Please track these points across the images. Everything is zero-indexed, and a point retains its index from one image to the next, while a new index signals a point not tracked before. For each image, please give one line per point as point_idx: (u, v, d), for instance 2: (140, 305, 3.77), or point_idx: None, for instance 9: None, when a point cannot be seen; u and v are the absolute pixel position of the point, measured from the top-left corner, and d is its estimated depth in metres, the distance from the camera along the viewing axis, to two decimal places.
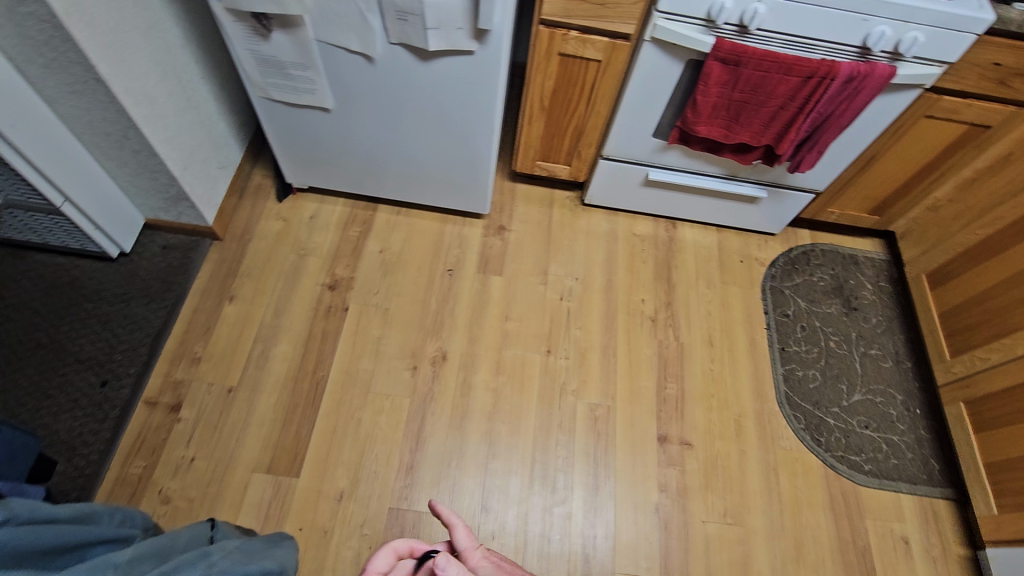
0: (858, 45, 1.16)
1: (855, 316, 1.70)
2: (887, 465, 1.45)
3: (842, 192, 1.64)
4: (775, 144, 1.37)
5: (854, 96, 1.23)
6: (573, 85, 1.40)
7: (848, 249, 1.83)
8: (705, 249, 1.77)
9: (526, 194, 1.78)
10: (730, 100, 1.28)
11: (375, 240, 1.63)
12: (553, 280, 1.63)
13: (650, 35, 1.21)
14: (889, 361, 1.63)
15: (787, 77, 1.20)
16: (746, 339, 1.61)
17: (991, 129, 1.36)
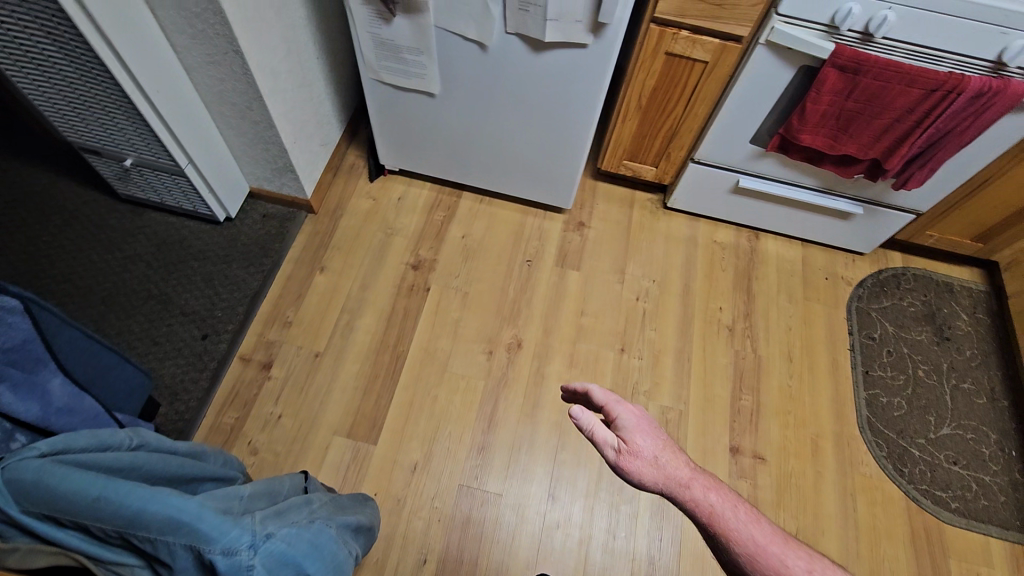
0: (992, 60, 1.10)
1: (947, 346, 1.62)
2: (975, 505, 1.37)
3: (946, 215, 1.57)
4: (883, 157, 1.33)
5: (980, 113, 1.17)
6: (674, 85, 1.39)
7: (942, 276, 1.74)
8: (788, 263, 1.72)
9: (608, 194, 1.78)
10: (841, 110, 1.24)
11: (459, 225, 1.67)
12: (631, 280, 1.63)
13: (766, 38, 1.19)
14: (982, 396, 1.54)
15: (908, 88, 1.16)
16: (827, 358, 1.56)
17: None
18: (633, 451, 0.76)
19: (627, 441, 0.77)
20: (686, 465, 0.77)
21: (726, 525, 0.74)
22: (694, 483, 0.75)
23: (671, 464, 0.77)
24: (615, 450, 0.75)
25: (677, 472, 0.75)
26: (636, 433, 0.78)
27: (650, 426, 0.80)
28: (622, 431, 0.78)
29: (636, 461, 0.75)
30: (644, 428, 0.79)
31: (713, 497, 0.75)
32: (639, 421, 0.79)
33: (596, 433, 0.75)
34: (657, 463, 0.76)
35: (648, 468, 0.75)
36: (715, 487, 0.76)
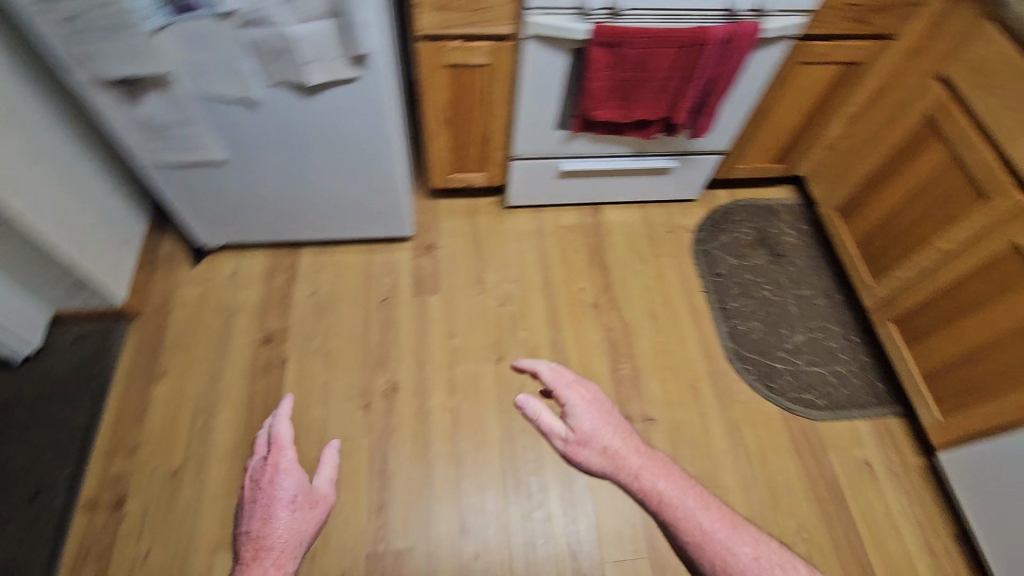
0: (724, 8, 1.21)
1: (782, 262, 1.78)
2: (837, 395, 1.55)
3: (745, 146, 1.71)
4: (671, 114, 1.41)
5: (731, 56, 1.28)
6: (468, 92, 1.39)
7: (764, 200, 1.91)
8: (632, 228, 1.80)
9: (448, 208, 1.76)
10: (619, 81, 1.31)
11: (302, 284, 1.57)
12: (491, 288, 1.63)
13: (529, 31, 1.22)
14: (821, 297, 1.71)
15: (665, 49, 1.24)
16: (687, 306, 1.66)
17: (861, 65, 1.48)
18: (582, 440, 0.82)
19: (576, 430, 0.82)
20: (634, 451, 0.81)
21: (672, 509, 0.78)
22: (641, 466, 0.79)
23: (620, 453, 0.81)
24: (564, 438, 0.81)
25: (624, 459, 0.80)
26: (588, 421, 0.83)
27: (603, 409, 0.85)
28: (571, 419, 0.83)
29: (584, 450, 0.80)
30: (598, 414, 0.84)
31: (659, 480, 0.79)
32: (593, 407, 0.84)
33: (543, 422, 0.81)
34: (605, 450, 0.81)
35: (595, 457, 0.80)
36: (666, 474, 0.80)
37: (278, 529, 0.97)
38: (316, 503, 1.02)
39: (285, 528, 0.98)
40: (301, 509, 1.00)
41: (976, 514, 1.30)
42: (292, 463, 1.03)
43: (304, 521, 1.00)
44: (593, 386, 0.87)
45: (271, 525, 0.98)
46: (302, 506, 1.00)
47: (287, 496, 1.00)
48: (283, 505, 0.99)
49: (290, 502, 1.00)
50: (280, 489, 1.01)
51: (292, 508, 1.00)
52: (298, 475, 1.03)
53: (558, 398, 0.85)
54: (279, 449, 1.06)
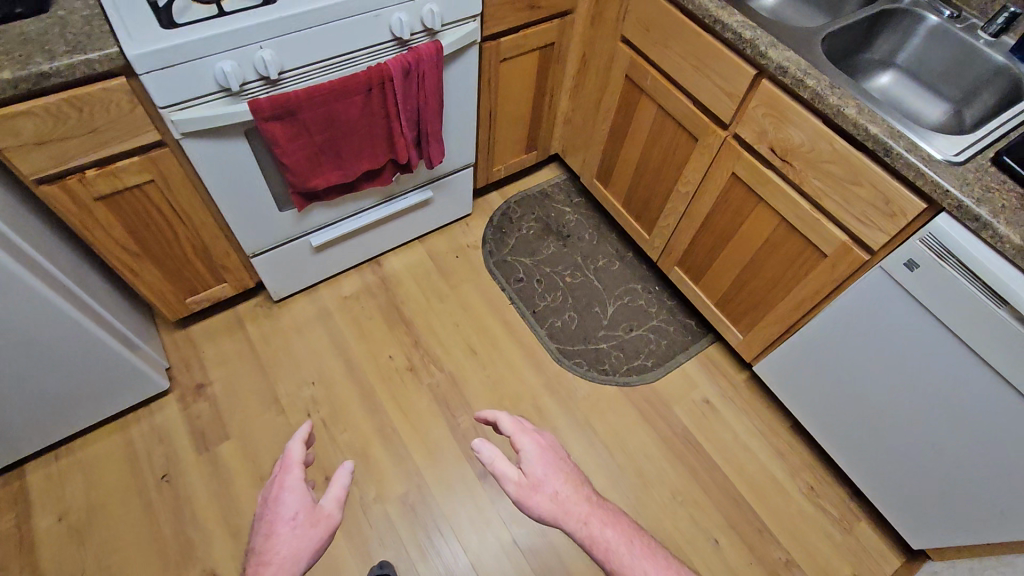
0: (392, 39, 1.09)
1: (571, 242, 1.79)
2: (660, 347, 1.62)
3: (493, 150, 1.63)
4: (396, 156, 1.27)
5: (425, 83, 1.17)
6: (147, 215, 1.10)
7: (534, 186, 1.90)
8: (420, 267, 1.68)
9: (206, 330, 1.49)
10: (318, 146, 1.13)
11: (43, 510, 1.21)
12: (291, 400, 1.42)
13: (179, 132, 0.98)
14: (616, 262, 1.76)
15: (350, 99, 1.09)
16: (501, 327, 1.60)
17: (558, 43, 1.44)
18: (534, 485, 0.68)
19: (528, 473, 0.69)
20: (583, 499, 0.69)
21: (616, 539, 0.68)
22: (595, 520, 0.68)
23: (567, 503, 0.68)
24: (513, 483, 0.67)
25: (577, 508, 0.68)
26: (540, 464, 0.70)
27: (557, 455, 0.73)
28: (525, 463, 0.70)
29: (533, 498, 0.67)
30: (553, 462, 0.71)
31: (609, 528, 0.68)
32: (548, 453, 0.72)
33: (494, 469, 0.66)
34: (556, 497, 0.67)
35: (547, 505, 0.67)
36: (618, 523, 0.69)
37: (293, 548, 0.56)
38: (318, 520, 0.57)
39: (283, 553, 0.56)
40: (295, 530, 0.57)
41: (797, 409, 1.42)
42: (294, 475, 0.59)
43: (300, 546, 0.56)
44: (549, 434, 0.74)
45: (270, 542, 0.56)
46: (303, 526, 0.57)
47: (290, 512, 0.58)
48: (278, 528, 0.56)
49: (292, 520, 0.57)
50: (279, 509, 0.58)
51: (291, 530, 0.56)
52: (305, 488, 0.60)
53: (511, 441, 0.72)
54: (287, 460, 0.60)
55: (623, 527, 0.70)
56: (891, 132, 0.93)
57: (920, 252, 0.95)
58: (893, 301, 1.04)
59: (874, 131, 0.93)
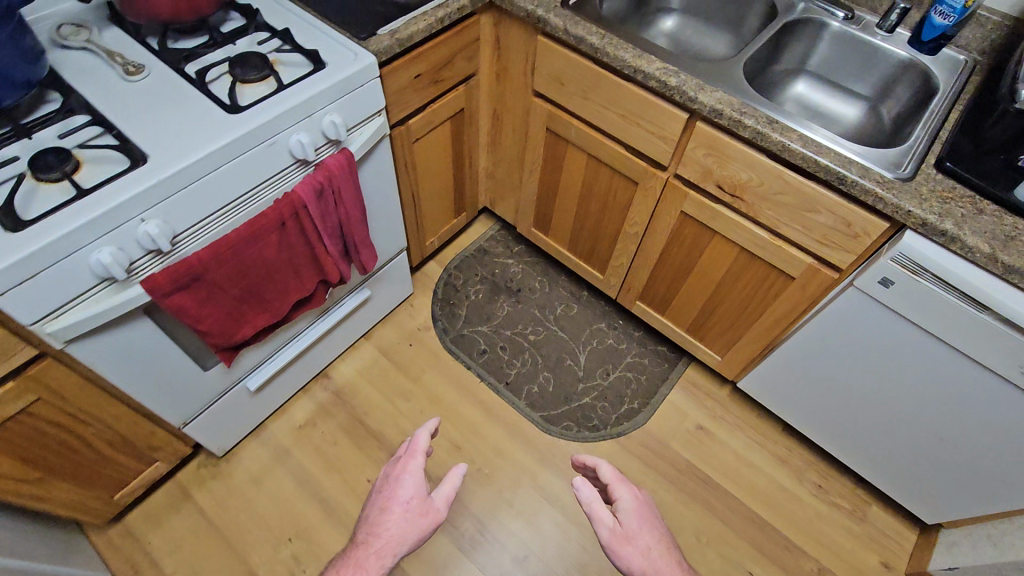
0: (294, 162, 0.95)
1: (524, 296, 1.71)
2: (641, 384, 1.57)
3: (422, 226, 1.52)
4: (325, 277, 1.13)
5: (341, 198, 1.04)
6: (43, 436, 0.90)
7: (469, 245, 1.80)
8: (373, 367, 1.54)
9: (147, 515, 1.27)
10: (236, 299, 0.97)
11: None
12: (269, 567, 1.23)
13: (61, 341, 0.79)
14: (573, 305, 1.70)
15: (262, 242, 0.94)
16: (477, 410, 1.49)
17: (466, 108, 1.35)
18: (628, 536, 0.76)
19: (623, 525, 0.77)
20: (676, 563, 0.75)
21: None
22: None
23: (661, 565, 0.74)
24: (609, 528, 0.76)
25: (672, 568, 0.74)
26: (636, 517, 0.79)
27: (653, 520, 0.80)
28: (622, 516, 0.79)
29: (625, 546, 0.75)
30: (649, 522, 0.79)
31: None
32: (648, 516, 0.80)
33: (593, 511, 0.76)
34: (648, 553, 0.75)
35: (637, 558, 0.74)
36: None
37: (399, 529, 0.72)
38: (428, 512, 0.73)
39: (394, 528, 0.73)
40: (406, 516, 0.73)
41: (790, 416, 1.42)
42: (417, 465, 0.76)
43: (407, 531, 0.72)
44: (647, 495, 0.83)
45: (386, 517, 0.73)
46: (414, 512, 0.73)
47: (405, 494, 0.75)
48: (395, 506, 0.73)
49: (406, 503, 0.74)
50: (398, 490, 0.75)
51: (404, 511, 0.73)
52: (421, 479, 0.76)
53: (612, 491, 0.82)
54: (410, 455, 0.77)
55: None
56: (839, 160, 0.92)
57: (893, 270, 0.93)
58: (870, 315, 1.04)
59: (824, 163, 0.92)
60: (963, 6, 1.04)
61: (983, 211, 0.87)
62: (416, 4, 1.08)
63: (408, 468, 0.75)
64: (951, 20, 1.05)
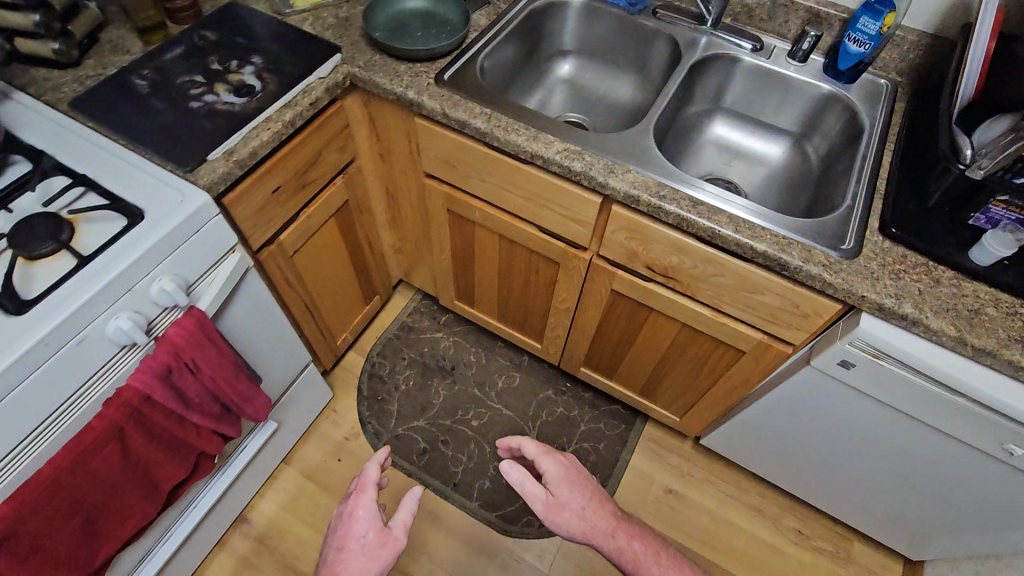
0: (122, 349, 0.74)
1: (459, 374, 1.55)
2: (599, 455, 1.45)
3: (327, 328, 1.32)
4: (204, 449, 0.93)
5: (200, 368, 0.84)
6: None
7: (391, 324, 1.62)
8: (300, 496, 1.34)
9: None
10: (78, 528, 0.77)
11: None
12: None
13: None
14: (514, 375, 1.56)
15: (94, 460, 0.74)
16: (426, 522, 1.33)
17: (351, 198, 1.16)
18: (562, 503, 0.80)
19: (555, 494, 0.81)
20: (609, 515, 0.82)
21: (630, 545, 0.81)
22: (619, 533, 0.81)
23: (597, 519, 0.81)
24: (545, 501, 0.79)
25: (608, 520, 0.82)
26: (565, 483, 0.83)
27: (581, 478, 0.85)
28: (554, 486, 0.83)
29: (562, 514, 0.79)
30: (576, 481, 0.84)
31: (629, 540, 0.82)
32: (575, 475, 0.85)
33: (524, 489, 0.79)
34: (583, 513, 0.80)
35: (576, 521, 0.79)
36: (633, 531, 0.83)
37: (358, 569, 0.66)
38: (387, 544, 0.68)
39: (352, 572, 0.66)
40: (362, 556, 0.67)
41: (759, 471, 1.32)
42: (369, 499, 0.71)
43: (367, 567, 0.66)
44: (567, 454, 0.88)
45: (342, 557, 0.67)
46: (373, 548, 0.68)
47: (360, 531, 0.70)
48: (351, 543, 0.68)
49: (362, 538, 0.69)
50: (353, 526, 0.70)
51: (361, 547, 0.67)
52: (375, 511, 0.71)
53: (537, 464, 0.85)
54: (359, 486, 0.72)
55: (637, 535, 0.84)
56: (777, 243, 0.80)
57: (852, 353, 0.82)
58: (831, 393, 0.93)
59: (761, 249, 0.79)
60: (878, 33, 0.94)
61: (940, 281, 0.77)
62: (256, 107, 0.87)
63: (360, 501, 0.71)
64: (868, 48, 0.95)
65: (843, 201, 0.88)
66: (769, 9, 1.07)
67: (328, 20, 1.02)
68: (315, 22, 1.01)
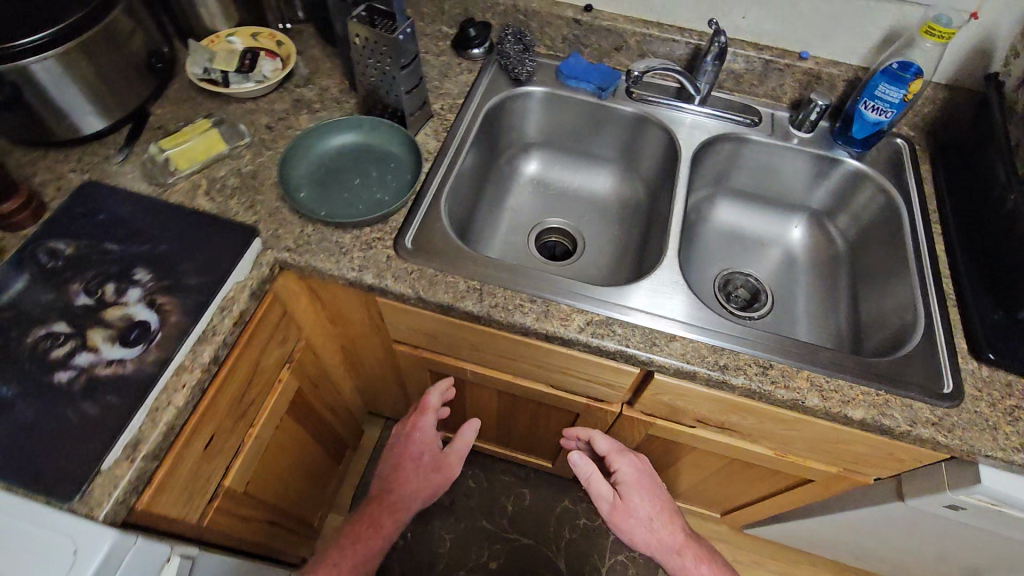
0: None
1: (462, 507, 1.34)
2: (638, 565, 1.30)
3: (300, 519, 1.07)
4: None
5: None
6: None
7: (369, 464, 1.38)
8: None
9: None
10: None
11: None
12: None
13: None
14: (523, 492, 1.37)
15: None
16: None
17: (305, 378, 0.91)
18: (628, 507, 0.82)
19: (624, 499, 0.82)
20: (677, 531, 0.83)
21: (684, 555, 0.83)
22: (678, 541, 0.83)
23: (662, 532, 0.82)
24: (611, 502, 0.82)
25: (671, 528, 0.83)
26: (637, 489, 0.83)
27: (653, 488, 0.85)
28: (623, 488, 0.83)
29: (627, 519, 0.82)
30: (648, 488, 0.84)
31: (684, 548, 0.83)
32: (649, 485, 0.85)
33: (593, 486, 0.80)
34: (649, 523, 0.82)
35: (639, 529, 0.81)
36: (692, 541, 0.84)
37: (415, 482, 0.87)
38: (442, 465, 0.88)
39: (410, 484, 0.87)
40: (416, 469, 0.88)
41: (814, 551, 1.22)
42: (428, 421, 0.89)
43: (422, 479, 0.87)
44: (643, 458, 0.88)
45: (400, 474, 0.88)
46: (427, 466, 0.88)
47: (417, 450, 0.89)
48: (409, 462, 0.88)
49: (417, 458, 0.89)
50: (410, 445, 0.89)
51: (416, 467, 0.88)
52: (431, 431, 0.90)
53: (608, 463, 0.85)
54: (423, 411, 0.89)
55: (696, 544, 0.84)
56: (872, 405, 0.65)
57: (964, 501, 0.70)
58: (925, 521, 0.81)
59: (857, 417, 0.65)
60: (902, 101, 0.80)
61: None
62: (158, 358, 0.60)
63: (421, 424, 0.88)
64: (889, 118, 0.82)
65: (914, 315, 0.75)
66: (760, 74, 0.91)
67: (228, 183, 0.76)
68: (210, 188, 0.75)
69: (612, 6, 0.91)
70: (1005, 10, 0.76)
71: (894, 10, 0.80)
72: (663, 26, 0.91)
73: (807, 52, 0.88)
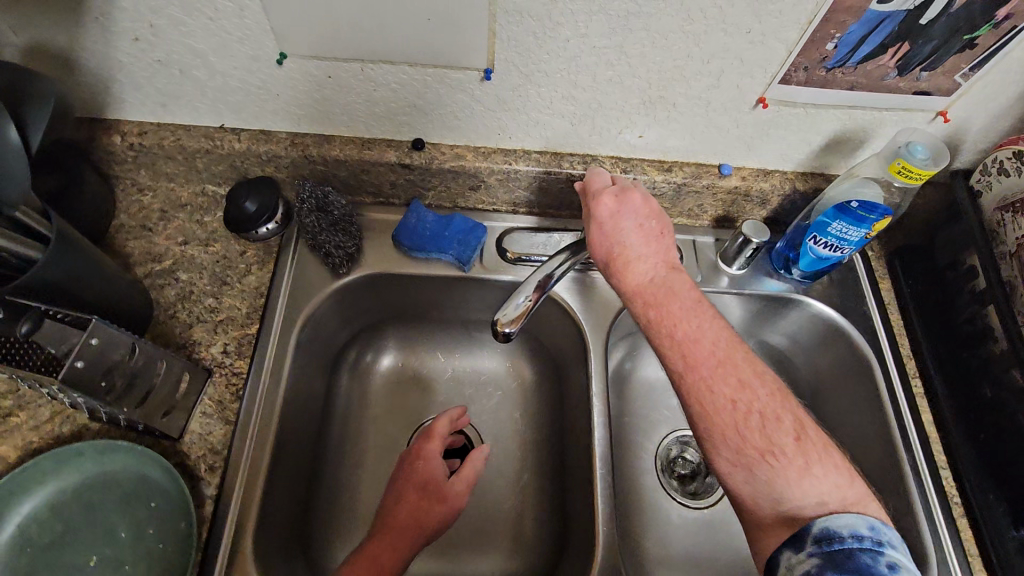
0: None
1: None
2: None
3: None
4: None
5: None
6: None
7: None
8: None
9: None
10: None
11: None
12: None
13: None
14: None
15: None
16: None
17: None
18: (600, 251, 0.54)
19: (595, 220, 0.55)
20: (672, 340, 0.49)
21: (726, 405, 0.46)
22: (718, 380, 0.47)
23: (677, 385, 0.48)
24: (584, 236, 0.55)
25: (699, 347, 0.48)
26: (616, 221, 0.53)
27: (652, 215, 0.54)
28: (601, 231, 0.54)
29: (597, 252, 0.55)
30: (647, 231, 0.53)
31: (731, 382, 0.47)
32: (637, 221, 0.53)
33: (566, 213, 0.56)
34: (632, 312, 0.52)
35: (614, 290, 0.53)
36: (742, 372, 0.47)
37: (422, 520, 0.52)
38: (449, 495, 0.55)
39: (425, 518, 0.52)
40: (425, 502, 0.53)
41: None
42: (435, 454, 0.57)
43: (427, 518, 0.52)
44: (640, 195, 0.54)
45: (403, 510, 0.52)
46: (427, 497, 0.54)
47: (428, 476, 0.55)
48: (413, 489, 0.54)
49: (424, 485, 0.55)
50: (419, 466, 0.56)
51: (418, 493, 0.54)
52: (440, 464, 0.57)
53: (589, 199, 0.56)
54: (428, 438, 0.58)
55: (751, 378, 0.47)
56: None
57: None
58: None
59: None
60: (863, 237, 0.59)
61: None
62: None
63: (426, 450, 0.57)
64: (849, 254, 0.61)
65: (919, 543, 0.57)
66: (671, 199, 0.66)
67: None
68: None
69: (450, 137, 0.61)
70: (978, 106, 0.55)
71: (842, 116, 0.56)
72: (529, 154, 0.62)
73: (729, 165, 0.63)
